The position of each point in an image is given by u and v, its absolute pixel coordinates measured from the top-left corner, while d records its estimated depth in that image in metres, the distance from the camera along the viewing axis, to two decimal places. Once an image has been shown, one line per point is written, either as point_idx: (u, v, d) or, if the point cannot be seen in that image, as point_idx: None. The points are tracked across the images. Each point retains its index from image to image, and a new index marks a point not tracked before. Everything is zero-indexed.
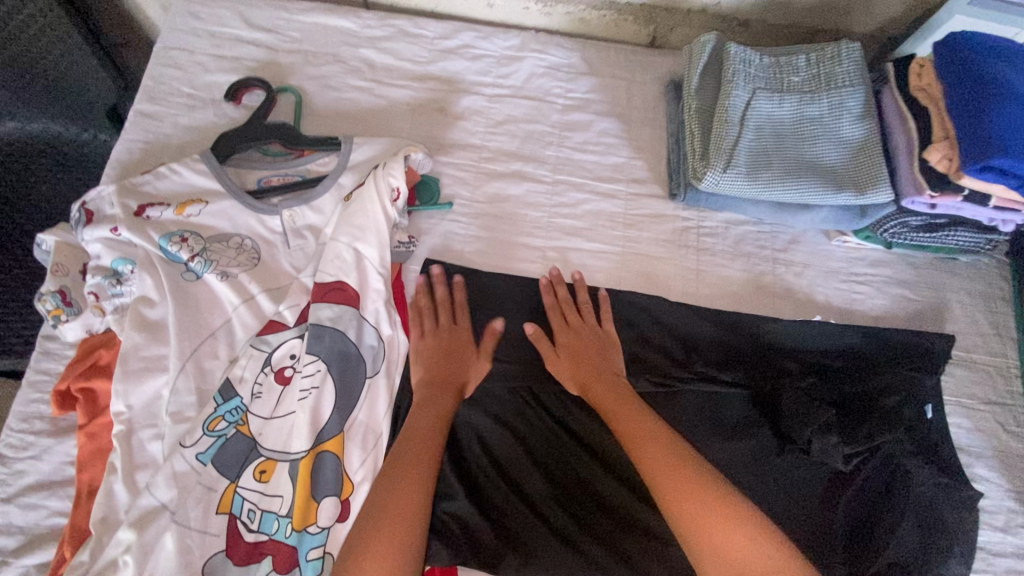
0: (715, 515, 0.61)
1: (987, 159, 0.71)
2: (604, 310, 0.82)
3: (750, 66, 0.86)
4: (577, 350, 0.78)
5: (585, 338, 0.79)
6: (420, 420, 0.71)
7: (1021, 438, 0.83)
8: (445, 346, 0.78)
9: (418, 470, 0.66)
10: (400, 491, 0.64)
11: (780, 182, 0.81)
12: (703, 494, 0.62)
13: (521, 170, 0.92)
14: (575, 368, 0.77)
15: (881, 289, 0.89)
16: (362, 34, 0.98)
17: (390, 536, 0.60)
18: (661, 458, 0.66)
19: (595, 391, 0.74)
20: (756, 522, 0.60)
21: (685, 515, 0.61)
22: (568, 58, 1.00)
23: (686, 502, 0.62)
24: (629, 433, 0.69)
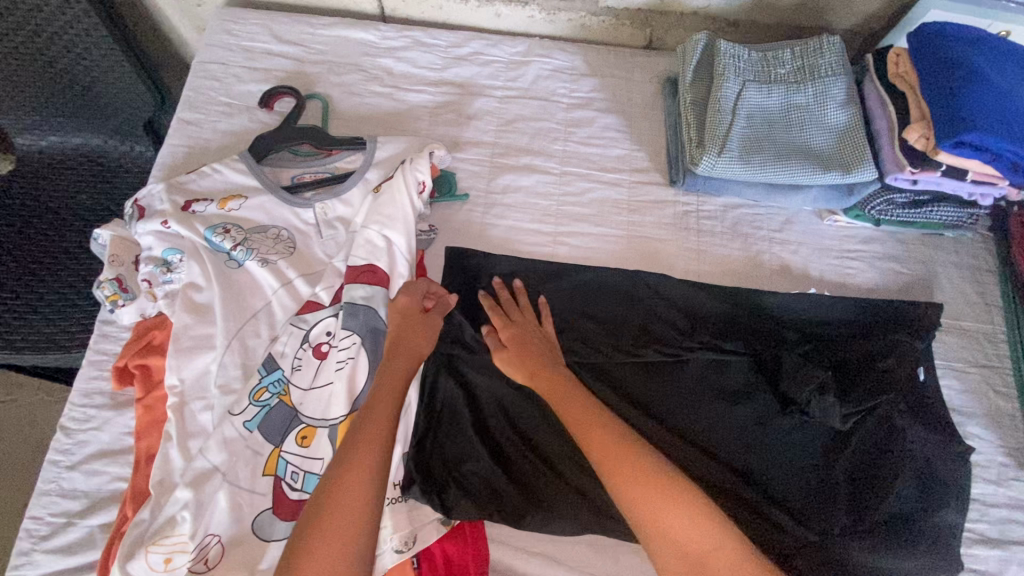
0: (659, 498, 0.61)
1: (960, 134, 0.77)
2: (544, 313, 0.85)
3: (739, 61, 0.93)
4: (521, 346, 0.79)
5: (523, 330, 0.81)
6: (381, 393, 0.70)
7: (1010, 398, 0.88)
8: (412, 329, 0.78)
9: (378, 444, 0.65)
10: (354, 469, 0.62)
11: (771, 164, 0.87)
12: (655, 482, 0.62)
13: (531, 163, 0.99)
14: (517, 357, 0.78)
15: (871, 263, 0.95)
16: (382, 45, 1.07)
17: (344, 510, 0.59)
18: (610, 445, 0.66)
19: (541, 378, 0.75)
20: (706, 510, 0.60)
21: (639, 502, 0.61)
22: (571, 61, 1.08)
23: (638, 490, 0.61)
24: (577, 423, 0.69)
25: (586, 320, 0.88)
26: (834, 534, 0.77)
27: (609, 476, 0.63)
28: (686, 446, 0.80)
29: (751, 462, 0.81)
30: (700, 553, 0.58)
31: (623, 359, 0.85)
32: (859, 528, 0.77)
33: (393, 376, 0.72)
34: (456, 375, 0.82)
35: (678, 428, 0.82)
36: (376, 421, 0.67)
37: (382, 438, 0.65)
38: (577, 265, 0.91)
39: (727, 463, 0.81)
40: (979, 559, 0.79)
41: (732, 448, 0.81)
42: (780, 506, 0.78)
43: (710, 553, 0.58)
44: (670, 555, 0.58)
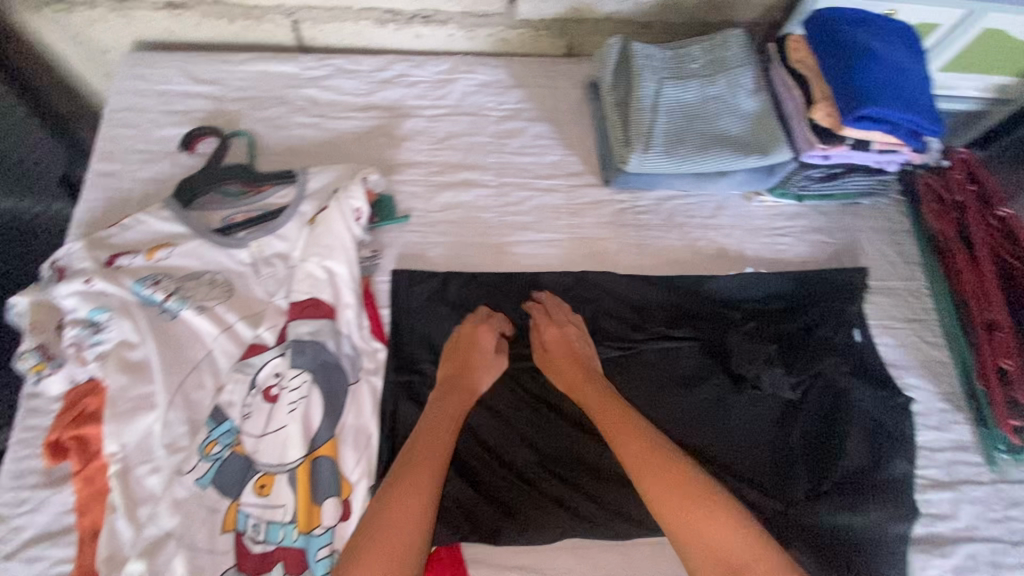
0: (693, 504, 0.63)
1: (859, 110, 0.83)
2: (574, 317, 0.86)
3: (653, 60, 0.96)
4: (557, 352, 0.81)
5: (573, 348, 0.81)
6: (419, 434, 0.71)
7: (941, 347, 0.94)
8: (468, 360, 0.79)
9: (424, 486, 0.66)
10: (389, 507, 0.64)
11: (696, 155, 0.91)
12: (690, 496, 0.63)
13: (468, 178, 0.99)
14: (563, 370, 0.80)
15: (800, 237, 1.01)
16: (303, 76, 1.05)
17: (399, 520, 0.63)
18: (643, 451, 0.68)
19: (582, 392, 0.77)
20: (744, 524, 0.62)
21: (674, 516, 0.63)
22: (496, 75, 1.10)
23: (673, 504, 0.63)
24: (613, 434, 0.71)
25: None
26: (799, 500, 0.80)
27: (646, 489, 0.66)
28: None
29: (713, 442, 0.83)
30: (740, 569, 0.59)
31: None
32: (820, 490, 0.81)
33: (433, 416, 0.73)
34: (417, 399, 0.81)
35: None
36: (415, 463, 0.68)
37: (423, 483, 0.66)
38: (526, 273, 0.92)
39: (693, 447, 0.83)
40: (933, 503, 0.83)
41: (696, 431, 0.84)
42: (746, 481, 0.81)
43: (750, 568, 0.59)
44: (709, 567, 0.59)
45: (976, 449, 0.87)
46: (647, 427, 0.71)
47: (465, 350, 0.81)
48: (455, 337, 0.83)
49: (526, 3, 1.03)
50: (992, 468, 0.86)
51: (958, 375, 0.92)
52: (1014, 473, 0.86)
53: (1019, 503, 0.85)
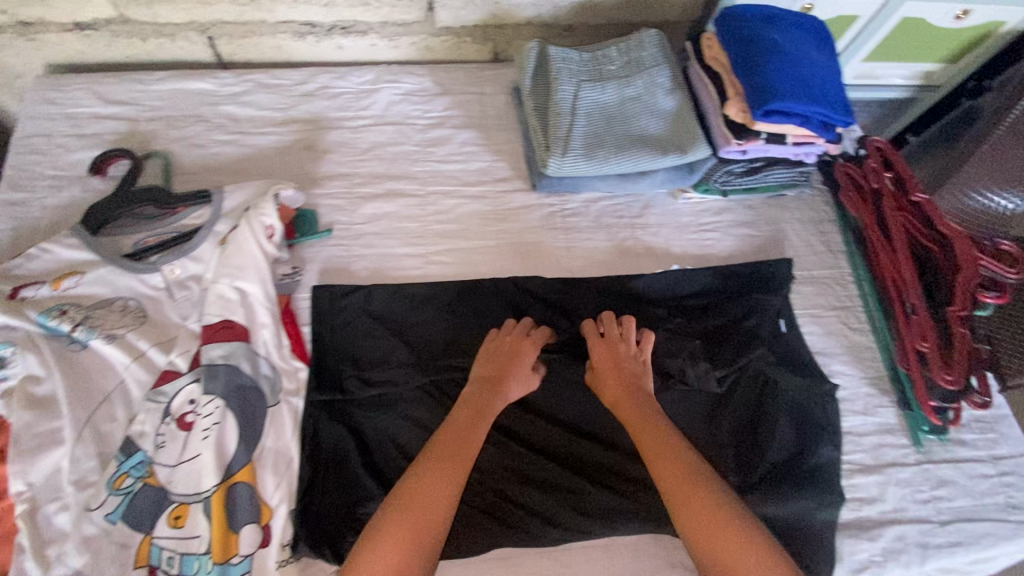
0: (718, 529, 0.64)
1: (767, 105, 0.84)
2: (647, 339, 0.83)
3: (570, 63, 0.97)
4: (610, 370, 0.80)
5: (623, 364, 0.80)
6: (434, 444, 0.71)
7: (865, 333, 0.96)
8: (503, 372, 0.79)
9: (445, 491, 0.67)
10: (395, 520, 0.64)
11: (615, 157, 0.92)
12: (723, 527, 0.64)
13: (393, 188, 0.98)
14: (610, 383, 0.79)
15: (726, 232, 1.02)
16: (222, 92, 1.03)
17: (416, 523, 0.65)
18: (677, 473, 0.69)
19: (625, 409, 0.77)
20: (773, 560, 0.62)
21: (705, 543, 0.63)
22: (421, 83, 1.09)
23: (705, 534, 0.64)
24: (649, 447, 0.72)
25: (466, 332, 0.87)
26: None
27: (679, 516, 0.66)
28: (580, 440, 0.81)
29: None
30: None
31: None
32: (747, 482, 0.82)
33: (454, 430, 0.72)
34: (340, 417, 0.80)
35: (571, 423, 0.83)
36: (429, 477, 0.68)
37: (433, 498, 0.66)
38: (453, 282, 0.91)
39: (623, 448, 0.82)
40: (860, 488, 0.84)
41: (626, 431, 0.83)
42: None
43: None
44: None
45: (903, 432, 0.89)
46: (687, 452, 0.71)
47: (507, 358, 0.80)
48: (491, 339, 0.83)
49: (444, 10, 1.03)
50: (917, 449, 0.87)
51: (883, 359, 0.94)
52: (939, 453, 0.88)
53: (947, 483, 0.86)
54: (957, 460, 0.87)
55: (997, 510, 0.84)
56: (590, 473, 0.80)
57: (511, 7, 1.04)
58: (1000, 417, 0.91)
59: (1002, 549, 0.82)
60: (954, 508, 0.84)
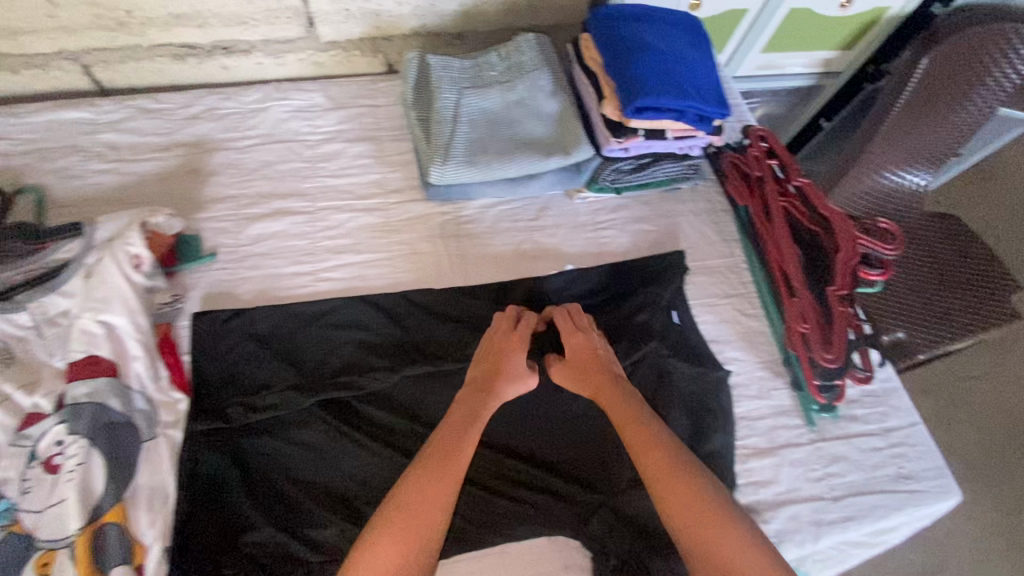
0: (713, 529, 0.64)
1: (636, 102, 0.86)
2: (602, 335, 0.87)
3: (450, 70, 0.96)
4: (583, 361, 0.81)
5: (598, 356, 0.82)
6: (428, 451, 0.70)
7: (759, 317, 0.98)
8: (496, 369, 0.80)
9: (444, 487, 0.67)
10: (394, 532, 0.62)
11: (499, 162, 0.92)
12: (715, 524, 0.65)
13: (282, 207, 0.97)
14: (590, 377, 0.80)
15: (622, 228, 1.03)
16: (100, 120, 1.00)
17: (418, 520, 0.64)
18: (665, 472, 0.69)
19: (607, 401, 0.77)
20: (764, 556, 0.63)
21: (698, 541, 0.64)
22: (312, 99, 1.08)
23: (698, 529, 0.64)
24: (636, 445, 0.72)
25: (358, 347, 0.86)
26: (622, 489, 0.80)
27: (669, 511, 0.67)
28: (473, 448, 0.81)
29: (537, 442, 0.83)
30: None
31: (399, 378, 0.84)
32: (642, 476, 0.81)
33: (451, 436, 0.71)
34: (222, 445, 0.78)
35: None
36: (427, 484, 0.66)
37: (428, 508, 0.64)
38: (344, 299, 0.90)
39: (516, 452, 0.82)
40: (755, 471, 0.85)
41: (520, 435, 0.83)
42: (569, 476, 0.81)
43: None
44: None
45: (796, 412, 0.90)
46: (673, 447, 0.72)
47: (496, 351, 0.82)
48: (490, 332, 0.84)
49: (325, 25, 1.02)
50: (811, 428, 0.89)
51: (776, 342, 0.96)
52: (832, 430, 0.89)
53: (839, 459, 0.87)
54: (848, 435, 0.89)
55: (887, 482, 0.86)
56: (483, 480, 0.80)
57: (393, 19, 1.04)
58: (890, 390, 0.94)
59: (893, 519, 0.84)
60: (846, 483, 0.86)
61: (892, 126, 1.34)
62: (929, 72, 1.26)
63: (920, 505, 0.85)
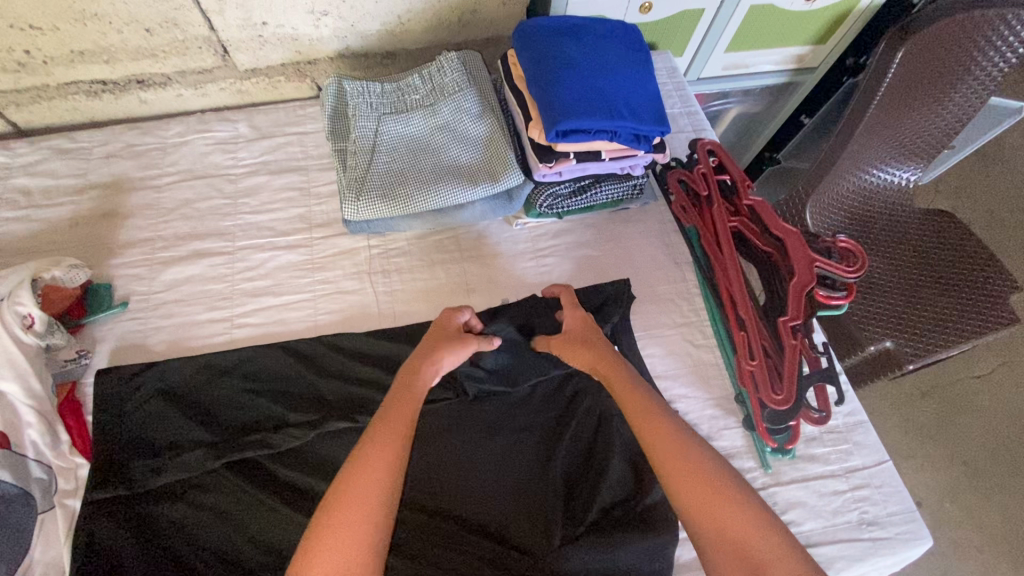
0: (710, 494, 0.59)
1: (557, 124, 0.79)
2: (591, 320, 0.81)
3: (369, 97, 0.93)
4: (585, 335, 0.78)
5: (594, 332, 0.79)
6: (383, 423, 0.63)
7: (711, 348, 0.91)
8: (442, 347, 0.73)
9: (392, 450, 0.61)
10: (353, 511, 0.55)
11: (419, 191, 0.86)
12: (706, 478, 0.60)
13: (200, 248, 0.92)
14: (578, 350, 0.77)
15: (564, 255, 0.97)
16: (13, 164, 0.95)
17: (369, 485, 0.57)
18: (667, 438, 0.64)
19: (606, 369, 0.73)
20: (767, 525, 0.57)
21: (683, 490, 0.60)
22: (235, 129, 1.03)
23: (695, 493, 0.59)
24: (636, 415, 0.67)
25: (273, 398, 0.81)
26: (554, 548, 0.73)
27: (666, 473, 0.62)
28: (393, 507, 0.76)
29: (463, 498, 0.77)
30: (751, 552, 0.55)
31: (314, 433, 0.78)
32: (576, 533, 0.74)
33: (409, 407, 0.66)
34: (123, 513, 0.73)
35: None
36: (381, 459, 0.59)
37: (381, 479, 0.58)
38: (261, 346, 0.84)
39: (439, 509, 0.76)
40: None
41: (448, 491, 0.77)
42: (496, 533, 0.75)
43: (750, 541, 0.56)
44: (724, 550, 0.56)
45: (750, 453, 0.83)
46: (662, 406, 0.68)
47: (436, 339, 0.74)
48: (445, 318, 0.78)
49: (241, 53, 0.98)
50: (765, 471, 0.82)
51: (729, 377, 0.88)
52: (788, 472, 0.82)
53: (796, 505, 0.80)
54: (806, 478, 0.82)
55: (850, 530, 0.78)
56: (403, 544, 0.74)
57: (313, 42, 0.99)
58: (854, 424, 0.86)
59: (858, 571, 0.76)
60: (804, 532, 0.78)
61: (879, 113, 1.11)
62: (929, 50, 1.04)
63: (887, 556, 0.77)
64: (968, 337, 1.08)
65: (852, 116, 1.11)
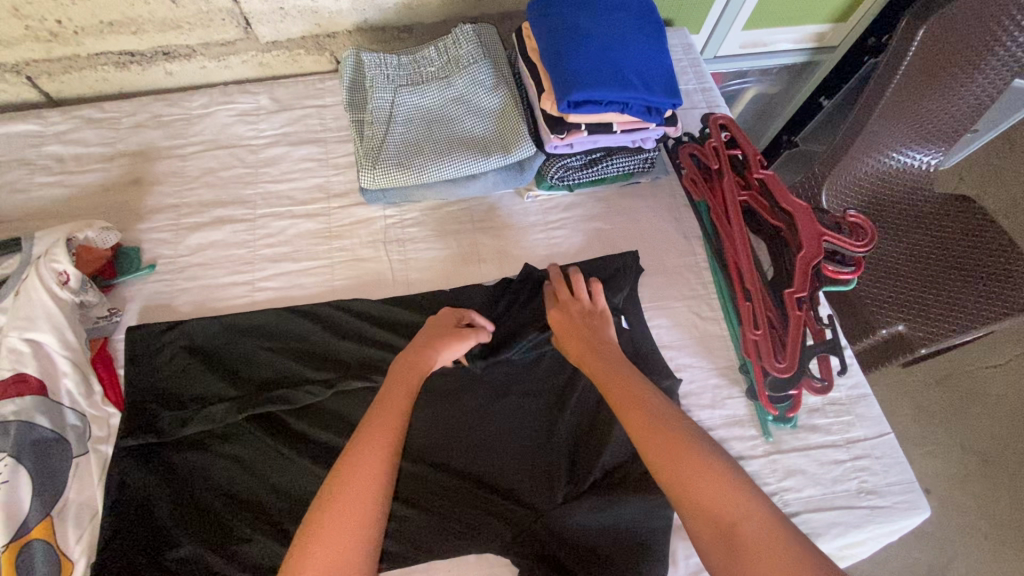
0: (691, 470, 0.61)
1: (569, 95, 0.80)
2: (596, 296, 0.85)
3: (385, 69, 0.95)
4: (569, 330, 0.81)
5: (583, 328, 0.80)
6: (381, 410, 0.66)
7: (718, 320, 0.92)
8: (438, 339, 0.76)
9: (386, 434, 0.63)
10: (352, 490, 0.58)
11: (432, 161, 0.88)
12: (684, 452, 0.63)
13: (223, 215, 0.96)
14: (569, 341, 0.80)
15: (574, 227, 0.98)
16: (46, 132, 1.00)
17: (366, 469, 0.60)
18: (646, 423, 0.67)
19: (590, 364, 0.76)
20: (744, 491, 0.60)
21: (664, 466, 0.63)
22: (257, 101, 1.06)
23: (674, 469, 0.62)
24: (620, 402, 0.70)
25: (291, 358, 0.85)
26: (557, 503, 0.76)
27: (649, 455, 0.65)
28: (404, 463, 0.79)
29: (470, 457, 0.80)
30: (729, 520, 0.58)
31: (330, 391, 0.82)
32: (579, 491, 0.77)
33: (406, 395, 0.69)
34: (153, 459, 0.77)
35: None
36: (377, 445, 0.62)
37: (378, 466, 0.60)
38: (280, 308, 0.88)
39: (447, 466, 0.80)
40: None
41: (456, 450, 0.80)
42: (501, 489, 0.78)
43: (727, 509, 0.58)
44: (699, 519, 0.59)
45: (752, 422, 0.85)
46: (646, 393, 0.71)
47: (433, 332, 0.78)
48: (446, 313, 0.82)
49: (262, 25, 1.00)
50: (767, 439, 0.83)
51: (734, 348, 0.90)
52: (789, 441, 0.84)
53: (796, 473, 0.81)
54: (807, 447, 0.83)
55: (849, 497, 0.80)
56: (414, 496, 0.77)
57: (332, 15, 1.01)
58: (857, 397, 0.87)
59: (855, 538, 0.78)
60: (802, 499, 0.79)
61: (897, 97, 1.10)
62: (948, 32, 1.03)
63: (885, 523, 0.78)
64: (978, 318, 1.08)
65: (867, 98, 1.10)
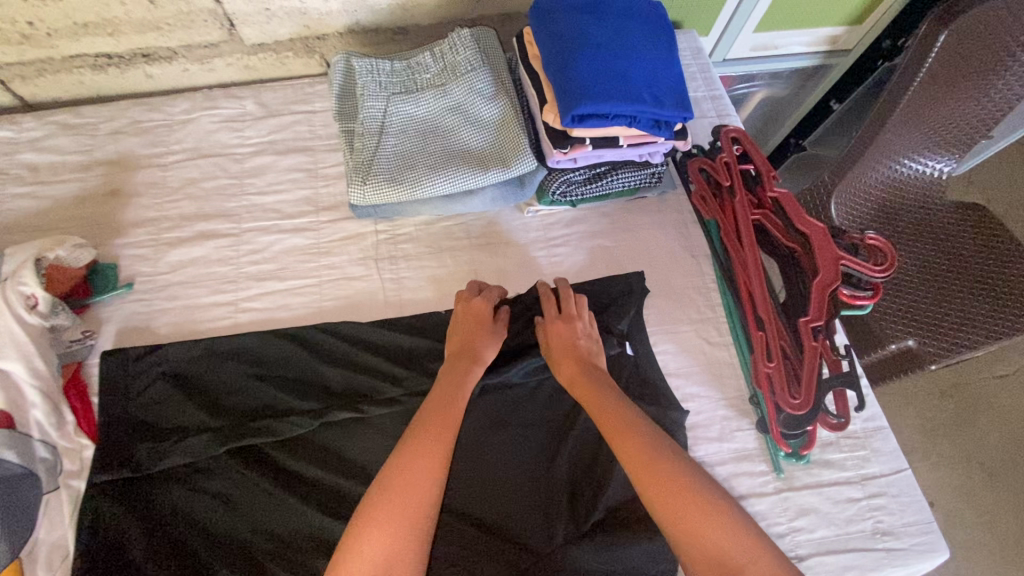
0: (694, 508, 0.58)
1: (574, 109, 0.75)
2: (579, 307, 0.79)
3: (376, 76, 0.89)
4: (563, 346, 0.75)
5: (576, 345, 0.76)
6: (431, 419, 0.66)
7: (727, 346, 0.88)
8: (476, 339, 0.76)
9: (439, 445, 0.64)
10: (400, 500, 0.59)
11: (427, 176, 0.83)
12: (685, 490, 0.59)
13: (205, 229, 0.90)
14: (561, 363, 0.74)
15: (576, 245, 0.93)
16: (19, 139, 0.94)
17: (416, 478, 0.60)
18: (639, 457, 0.62)
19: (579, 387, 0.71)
20: (747, 533, 0.56)
21: (663, 505, 0.58)
22: (242, 107, 1.00)
23: (674, 508, 0.58)
24: (615, 430, 0.65)
25: (276, 385, 0.80)
26: (556, 545, 0.72)
27: (647, 492, 0.60)
28: None
29: (465, 493, 0.76)
30: (733, 564, 0.54)
31: (317, 422, 0.77)
32: (580, 532, 0.73)
33: (456, 404, 0.69)
34: (127, 496, 0.73)
35: None
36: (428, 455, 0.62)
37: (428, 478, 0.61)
38: (264, 331, 0.83)
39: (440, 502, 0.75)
40: None
41: (450, 486, 0.76)
42: (497, 529, 0.74)
43: (731, 552, 0.55)
44: (700, 562, 0.55)
45: (763, 456, 0.81)
46: (642, 422, 0.66)
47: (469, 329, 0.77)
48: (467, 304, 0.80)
49: (247, 26, 0.95)
50: (778, 475, 0.79)
51: (744, 376, 0.85)
52: (801, 477, 0.79)
53: (808, 512, 0.77)
54: (819, 484, 0.79)
55: (863, 539, 0.76)
56: None
57: (321, 16, 0.95)
58: (873, 430, 0.83)
59: None
60: (815, 540, 0.75)
61: (913, 103, 1.04)
62: (966, 35, 0.98)
63: (900, 567, 0.74)
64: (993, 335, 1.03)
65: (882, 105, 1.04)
